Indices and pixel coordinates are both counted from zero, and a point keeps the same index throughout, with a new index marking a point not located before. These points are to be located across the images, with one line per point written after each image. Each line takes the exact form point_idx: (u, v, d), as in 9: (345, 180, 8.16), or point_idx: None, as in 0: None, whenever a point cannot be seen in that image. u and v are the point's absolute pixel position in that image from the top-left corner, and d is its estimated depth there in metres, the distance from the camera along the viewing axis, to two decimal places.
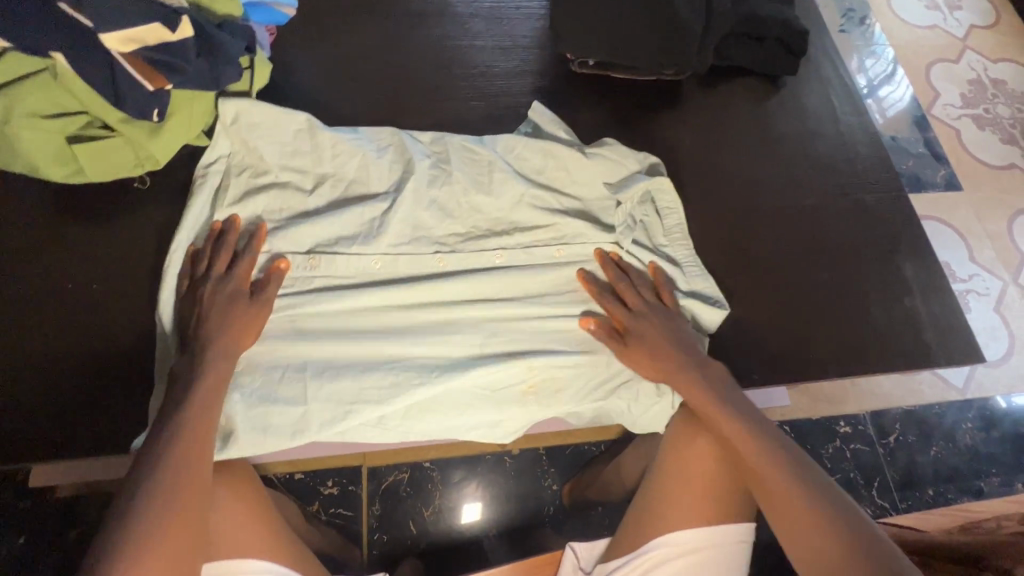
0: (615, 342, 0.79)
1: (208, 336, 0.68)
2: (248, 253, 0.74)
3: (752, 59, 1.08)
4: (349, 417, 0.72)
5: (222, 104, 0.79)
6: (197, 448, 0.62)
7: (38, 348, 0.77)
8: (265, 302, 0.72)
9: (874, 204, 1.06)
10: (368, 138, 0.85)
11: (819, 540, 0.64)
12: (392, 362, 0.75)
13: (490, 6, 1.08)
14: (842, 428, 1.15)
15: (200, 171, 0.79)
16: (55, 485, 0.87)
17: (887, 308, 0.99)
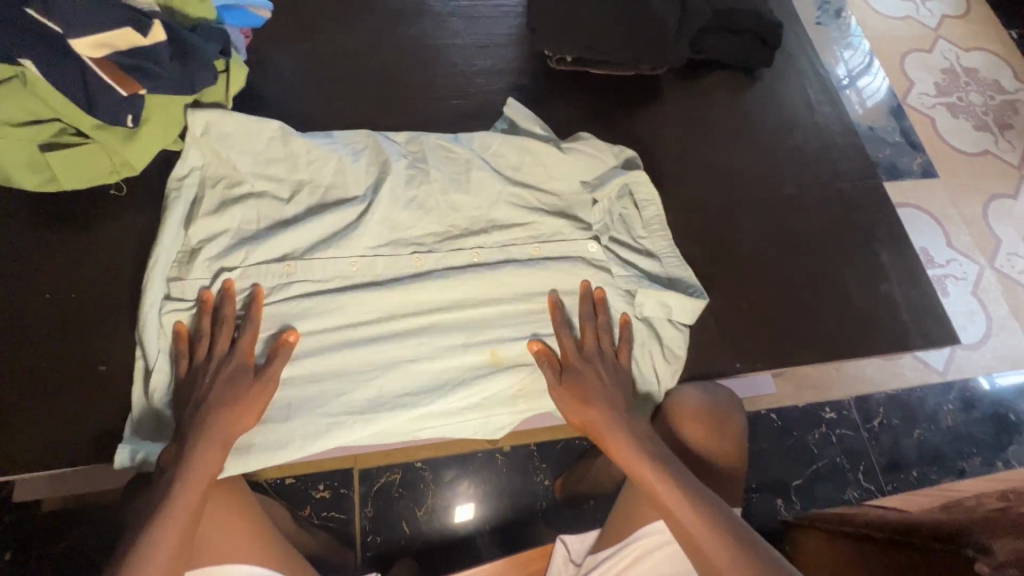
0: (553, 372, 0.77)
1: (207, 418, 0.67)
2: (248, 327, 0.73)
3: (729, 53, 1.10)
4: (334, 427, 0.73)
5: (192, 116, 0.79)
6: (181, 527, 0.63)
7: (16, 359, 0.76)
8: (271, 377, 0.71)
9: (851, 193, 1.08)
10: (342, 142, 0.85)
11: None
12: (374, 371, 0.76)
13: (468, 5, 1.08)
14: (828, 414, 1.17)
15: (172, 184, 0.79)
16: (39, 499, 0.86)
17: (867, 293, 1.01)
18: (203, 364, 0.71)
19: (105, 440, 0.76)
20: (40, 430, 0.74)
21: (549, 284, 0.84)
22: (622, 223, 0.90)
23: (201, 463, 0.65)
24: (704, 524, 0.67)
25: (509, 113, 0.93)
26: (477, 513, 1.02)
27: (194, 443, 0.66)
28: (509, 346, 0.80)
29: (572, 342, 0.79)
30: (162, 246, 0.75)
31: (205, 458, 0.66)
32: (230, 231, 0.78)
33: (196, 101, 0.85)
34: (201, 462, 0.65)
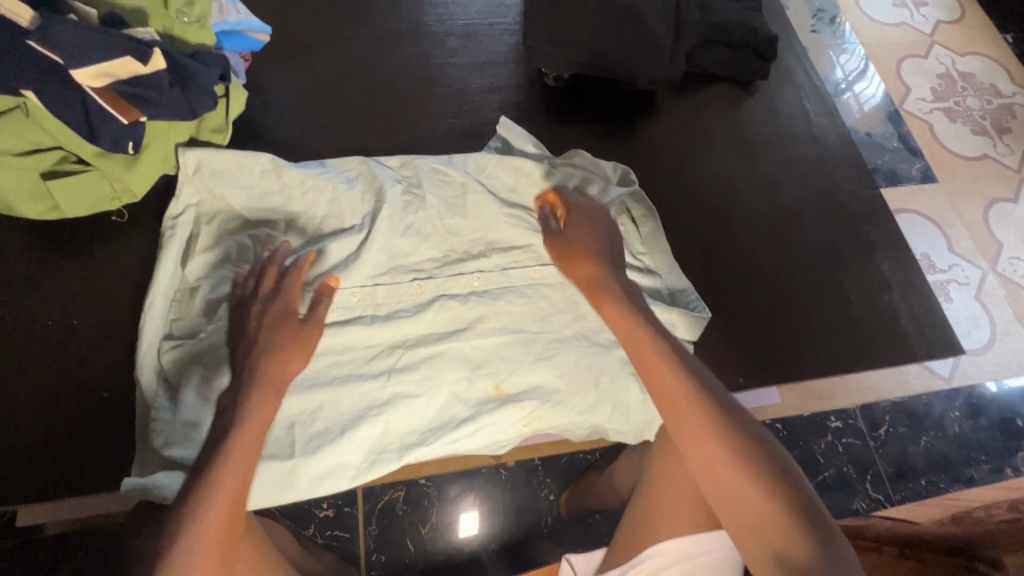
0: (550, 223, 0.82)
1: (262, 359, 0.65)
2: (296, 271, 0.71)
3: (724, 66, 1.10)
4: (340, 464, 0.73)
5: (184, 155, 0.80)
6: (242, 468, 0.60)
7: (19, 387, 0.76)
8: (316, 324, 0.71)
9: (850, 203, 1.08)
10: (335, 170, 0.86)
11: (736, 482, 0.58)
12: (380, 409, 0.75)
13: (465, 24, 1.09)
14: (834, 423, 1.15)
15: (168, 222, 0.80)
16: (44, 523, 0.76)
17: (870, 304, 1.01)
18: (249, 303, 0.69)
19: (108, 470, 0.76)
20: (46, 461, 0.75)
21: (550, 303, 0.84)
22: None
23: (258, 406, 0.63)
24: (725, 432, 0.60)
25: (501, 138, 0.93)
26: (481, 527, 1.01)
27: (253, 385, 0.64)
28: (509, 370, 0.80)
29: (582, 222, 0.80)
30: (157, 287, 0.77)
31: (264, 403, 0.64)
32: (226, 266, 0.78)
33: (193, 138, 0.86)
34: (257, 407, 0.63)
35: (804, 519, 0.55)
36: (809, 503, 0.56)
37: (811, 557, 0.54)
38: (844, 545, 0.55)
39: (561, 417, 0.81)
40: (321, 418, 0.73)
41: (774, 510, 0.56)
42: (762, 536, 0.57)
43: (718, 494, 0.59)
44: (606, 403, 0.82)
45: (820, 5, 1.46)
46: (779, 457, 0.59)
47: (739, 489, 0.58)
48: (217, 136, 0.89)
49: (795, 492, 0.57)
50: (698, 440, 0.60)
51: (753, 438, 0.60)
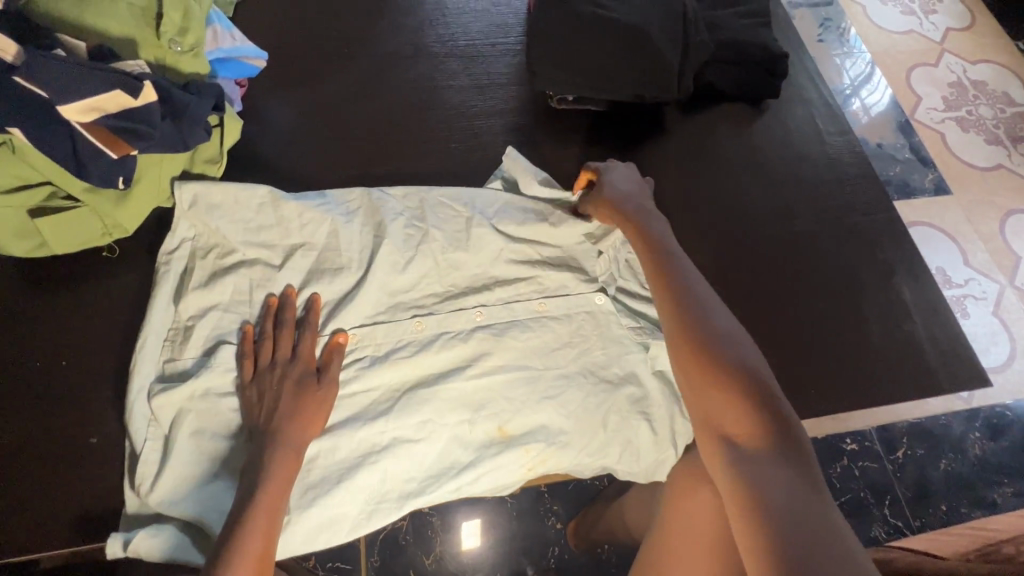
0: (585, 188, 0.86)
1: (279, 423, 0.67)
2: (309, 330, 0.74)
3: (733, 84, 1.07)
4: (338, 517, 0.71)
5: (179, 189, 0.77)
6: (265, 525, 0.62)
7: (5, 431, 0.73)
8: (331, 381, 0.72)
9: (863, 225, 1.04)
10: (335, 201, 0.83)
11: (712, 386, 0.62)
12: (378, 456, 0.72)
13: (466, 45, 1.07)
14: (849, 446, 1.04)
15: (163, 257, 0.77)
16: (39, 556, 0.70)
17: (887, 332, 0.97)
18: (268, 370, 0.71)
19: (96, 519, 0.72)
20: (33, 510, 0.71)
21: (555, 336, 0.81)
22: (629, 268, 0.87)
23: (280, 463, 0.65)
24: (706, 336, 0.65)
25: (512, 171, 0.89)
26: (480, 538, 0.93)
27: (275, 441, 0.66)
28: (513, 407, 0.77)
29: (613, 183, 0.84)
30: (151, 327, 0.74)
31: (281, 467, 0.65)
32: (220, 305, 0.75)
33: (183, 174, 0.83)
34: (277, 467, 0.65)
35: (765, 417, 0.58)
36: (777, 409, 0.59)
37: (760, 448, 0.57)
38: (803, 451, 0.57)
39: (567, 459, 0.78)
40: (317, 468, 0.71)
41: (736, 402, 0.60)
42: (718, 425, 0.60)
43: (687, 384, 0.64)
44: (615, 444, 0.78)
45: (828, 15, 1.43)
46: (759, 368, 0.62)
47: (706, 382, 0.62)
48: (212, 167, 0.86)
49: (766, 398, 0.60)
50: (678, 337, 0.66)
51: (738, 350, 0.63)
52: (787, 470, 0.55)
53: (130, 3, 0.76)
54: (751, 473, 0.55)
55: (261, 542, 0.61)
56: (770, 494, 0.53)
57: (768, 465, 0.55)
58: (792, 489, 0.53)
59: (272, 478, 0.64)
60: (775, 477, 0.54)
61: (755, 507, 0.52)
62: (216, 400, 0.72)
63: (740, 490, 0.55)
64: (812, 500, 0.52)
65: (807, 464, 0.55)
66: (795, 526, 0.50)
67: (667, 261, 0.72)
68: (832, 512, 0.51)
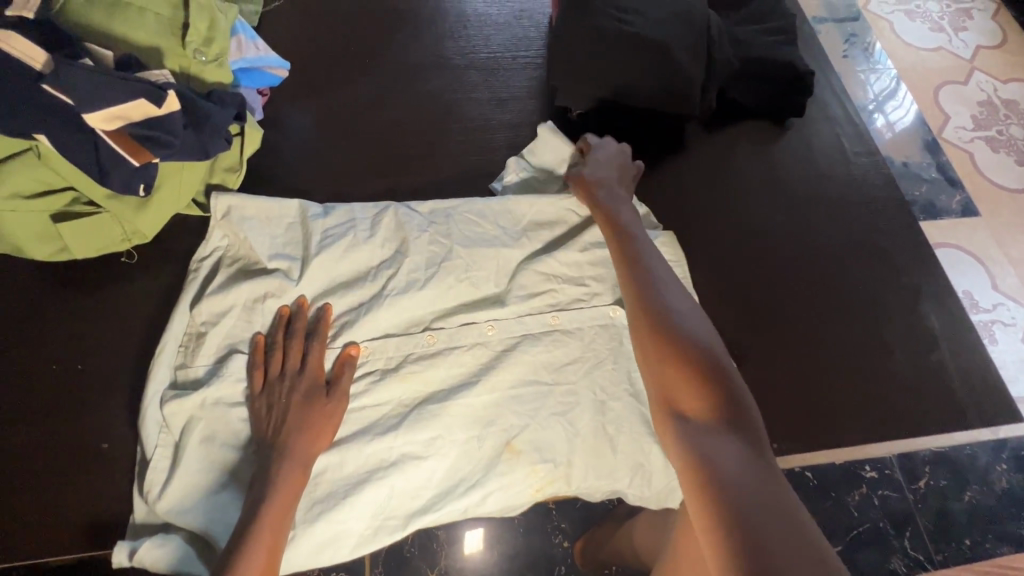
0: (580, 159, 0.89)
1: (290, 435, 0.67)
2: (317, 341, 0.73)
3: (757, 100, 1.05)
4: (345, 532, 0.70)
5: (217, 198, 0.79)
6: (270, 538, 0.61)
7: (18, 432, 0.74)
8: (341, 396, 0.71)
9: (889, 248, 1.01)
10: (363, 219, 0.82)
11: (665, 359, 0.61)
12: (386, 471, 0.72)
13: (487, 58, 1.07)
14: (868, 473, 0.90)
15: (193, 264, 0.78)
16: (46, 560, 0.70)
17: (914, 361, 0.94)
18: (278, 381, 0.71)
19: (104, 526, 0.72)
20: (46, 517, 0.72)
21: (567, 355, 0.79)
22: None
23: (291, 474, 0.65)
24: (667, 317, 0.64)
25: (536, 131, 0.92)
26: (484, 542, 0.86)
27: (287, 452, 0.66)
28: (522, 425, 0.76)
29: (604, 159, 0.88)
30: (171, 333, 0.75)
31: (291, 478, 0.65)
32: (232, 313, 0.75)
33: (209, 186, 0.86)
34: (287, 479, 0.65)
35: (719, 391, 0.57)
36: (730, 383, 0.58)
37: (712, 421, 0.55)
38: (754, 424, 0.55)
39: (576, 479, 0.76)
40: (323, 484, 0.70)
41: (690, 376, 0.59)
42: (672, 399, 0.58)
43: (647, 361, 0.63)
44: (626, 467, 0.76)
45: (853, 31, 1.40)
46: (713, 344, 0.62)
47: (663, 356, 0.61)
48: (232, 175, 0.87)
49: (721, 376, 0.58)
50: (638, 318, 0.66)
51: (693, 328, 0.63)
52: (740, 442, 0.53)
53: (157, 13, 0.78)
54: (698, 443, 0.53)
55: (264, 556, 0.60)
56: (715, 463, 0.51)
57: (720, 435, 0.53)
58: (743, 460, 0.51)
59: (282, 489, 0.64)
60: (725, 448, 0.52)
61: (705, 475, 0.50)
62: (226, 406, 0.71)
63: (686, 461, 0.52)
64: (763, 471, 0.50)
65: (759, 440, 0.54)
66: (745, 495, 0.48)
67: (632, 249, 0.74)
68: (778, 487, 0.49)
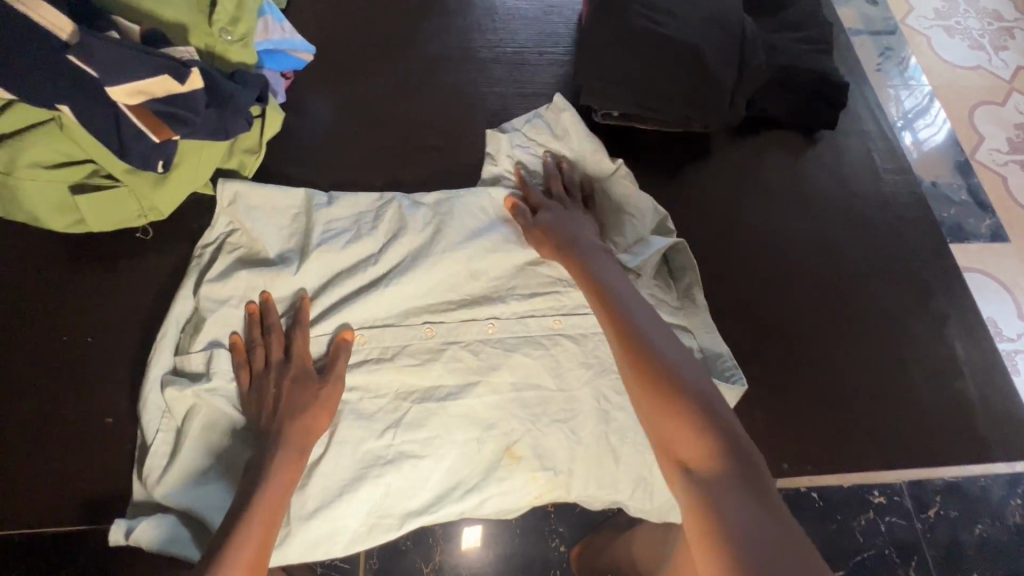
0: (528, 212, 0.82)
1: (286, 423, 0.66)
2: (298, 328, 0.73)
3: (785, 112, 1.03)
4: (339, 531, 0.69)
5: (222, 186, 0.78)
6: (266, 515, 0.61)
7: (25, 400, 0.75)
8: (336, 379, 0.71)
9: (916, 268, 0.98)
10: (368, 211, 0.81)
11: (654, 404, 0.57)
12: (382, 469, 0.71)
13: (513, 52, 1.05)
14: (876, 498, 0.87)
15: (199, 249, 0.79)
16: (46, 527, 0.71)
17: (933, 387, 0.91)
18: (263, 373, 0.70)
19: (102, 504, 0.72)
20: (48, 490, 0.72)
21: (571, 361, 0.78)
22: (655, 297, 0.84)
23: (284, 459, 0.65)
24: (650, 354, 0.60)
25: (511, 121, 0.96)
26: (483, 539, 0.84)
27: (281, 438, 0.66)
28: (523, 429, 0.75)
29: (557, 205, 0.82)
30: (172, 319, 0.75)
31: (288, 463, 0.65)
32: (236, 297, 0.75)
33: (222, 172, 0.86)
34: (281, 463, 0.64)
35: (712, 432, 0.54)
36: (721, 421, 0.55)
37: (716, 470, 0.52)
38: (752, 460, 0.53)
39: (576, 488, 0.75)
40: (318, 477, 0.70)
41: (684, 420, 0.55)
42: (672, 448, 0.55)
43: (638, 407, 0.59)
44: (628, 479, 0.75)
45: (889, 44, 1.35)
46: (699, 379, 0.59)
47: (654, 400, 0.57)
48: (250, 157, 0.86)
49: (712, 415, 0.55)
50: (623, 360, 0.62)
51: (678, 364, 0.60)
52: (742, 488, 0.50)
53: None
54: (709, 498, 0.50)
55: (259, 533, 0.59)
56: (728, 520, 0.48)
57: (724, 483, 0.51)
58: (751, 509, 0.49)
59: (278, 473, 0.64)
60: (731, 498, 0.50)
61: (718, 535, 0.48)
62: (225, 394, 0.71)
63: (702, 521, 0.49)
64: (773, 517, 0.48)
65: (760, 477, 0.52)
66: (762, 550, 0.46)
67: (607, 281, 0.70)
68: (794, 533, 0.47)
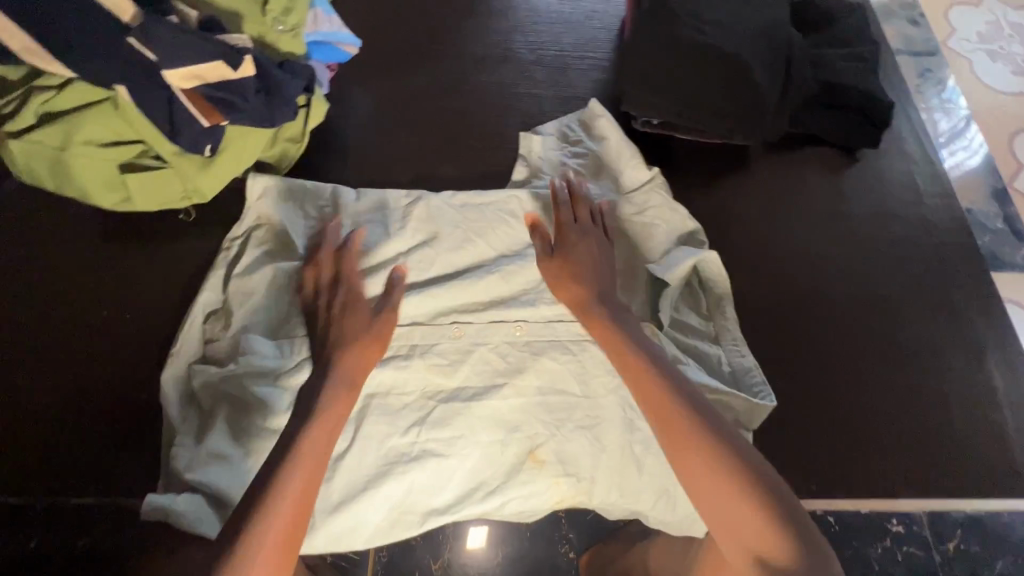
0: (546, 245, 0.77)
1: (339, 350, 0.67)
2: (350, 263, 0.73)
3: (829, 129, 1.01)
4: (358, 527, 0.70)
5: (252, 181, 0.81)
6: (310, 461, 0.59)
7: (68, 370, 0.77)
8: (389, 311, 0.71)
9: (955, 297, 0.96)
10: (395, 211, 0.82)
11: (718, 494, 0.56)
12: (406, 466, 0.71)
13: (554, 56, 1.05)
14: (894, 527, 0.83)
15: (227, 242, 0.80)
16: (72, 489, 0.73)
17: (970, 420, 0.89)
18: (320, 303, 0.72)
19: (133, 479, 0.73)
20: (86, 461, 0.74)
21: (597, 367, 0.77)
22: (676, 312, 0.84)
23: (329, 405, 0.63)
24: (705, 438, 0.58)
25: (543, 125, 0.97)
26: (487, 540, 0.84)
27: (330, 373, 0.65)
28: (545, 430, 0.75)
29: (573, 238, 0.77)
30: (199, 306, 0.76)
31: (331, 406, 0.63)
32: (266, 285, 0.77)
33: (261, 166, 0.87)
34: (329, 404, 0.63)
35: (780, 520, 0.53)
36: (785, 501, 0.54)
37: (793, 563, 0.52)
38: (821, 543, 0.53)
39: (598, 496, 0.74)
40: (344, 471, 0.70)
41: (751, 510, 0.54)
42: (744, 540, 0.54)
43: (700, 497, 0.57)
44: (651, 491, 0.74)
45: (926, 65, 1.26)
46: (752, 457, 0.57)
47: (716, 490, 0.56)
48: (294, 146, 0.87)
49: (775, 495, 0.55)
50: (676, 448, 0.58)
51: (731, 443, 0.58)
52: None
53: None
54: None
55: (298, 486, 0.57)
56: None
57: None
58: None
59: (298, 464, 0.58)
60: None
61: None
62: (249, 375, 0.71)
63: None
64: None
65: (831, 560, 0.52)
66: None
67: (640, 349, 0.66)
68: None
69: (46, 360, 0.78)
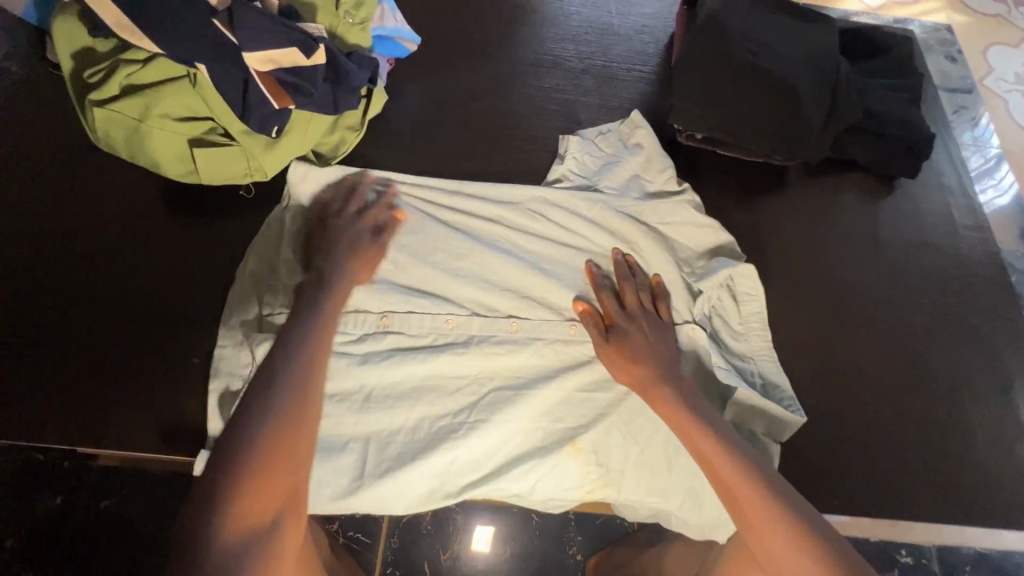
0: (601, 329, 0.77)
1: (337, 262, 0.75)
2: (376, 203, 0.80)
3: (867, 156, 1.02)
4: (402, 499, 0.73)
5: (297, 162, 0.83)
6: (314, 360, 0.65)
7: (121, 332, 0.82)
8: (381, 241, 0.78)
9: (986, 330, 0.97)
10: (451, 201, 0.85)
11: (770, 526, 0.61)
12: (455, 441, 0.74)
13: (602, 66, 1.08)
14: (903, 558, 0.86)
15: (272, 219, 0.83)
16: (99, 452, 0.78)
17: (994, 451, 0.89)
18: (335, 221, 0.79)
19: (187, 438, 0.78)
20: (137, 420, 0.78)
21: None
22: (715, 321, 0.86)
23: (328, 307, 0.70)
24: (750, 475, 0.64)
25: (585, 129, 1.00)
26: (492, 542, 0.84)
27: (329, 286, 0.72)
28: (575, 426, 0.77)
29: (629, 316, 0.78)
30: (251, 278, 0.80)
31: (330, 309, 0.70)
32: None
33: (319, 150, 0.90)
34: (327, 306, 0.70)
35: (825, 545, 0.59)
36: (820, 526, 0.61)
37: None
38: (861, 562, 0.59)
39: (622, 494, 0.76)
40: (396, 441, 0.74)
41: (799, 540, 0.60)
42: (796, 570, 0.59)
43: (753, 531, 0.62)
44: (679, 490, 0.76)
45: (962, 101, 1.25)
46: (789, 491, 0.64)
47: (767, 521, 0.61)
48: (352, 133, 0.91)
49: (815, 522, 0.61)
50: (728, 484, 0.64)
51: (771, 479, 0.65)
52: None
53: None
54: None
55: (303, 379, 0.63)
56: None
57: None
58: None
59: (269, 444, 0.58)
60: None
61: None
62: None
63: None
64: None
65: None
66: None
67: (689, 398, 0.71)
68: None
69: (106, 320, 0.82)
